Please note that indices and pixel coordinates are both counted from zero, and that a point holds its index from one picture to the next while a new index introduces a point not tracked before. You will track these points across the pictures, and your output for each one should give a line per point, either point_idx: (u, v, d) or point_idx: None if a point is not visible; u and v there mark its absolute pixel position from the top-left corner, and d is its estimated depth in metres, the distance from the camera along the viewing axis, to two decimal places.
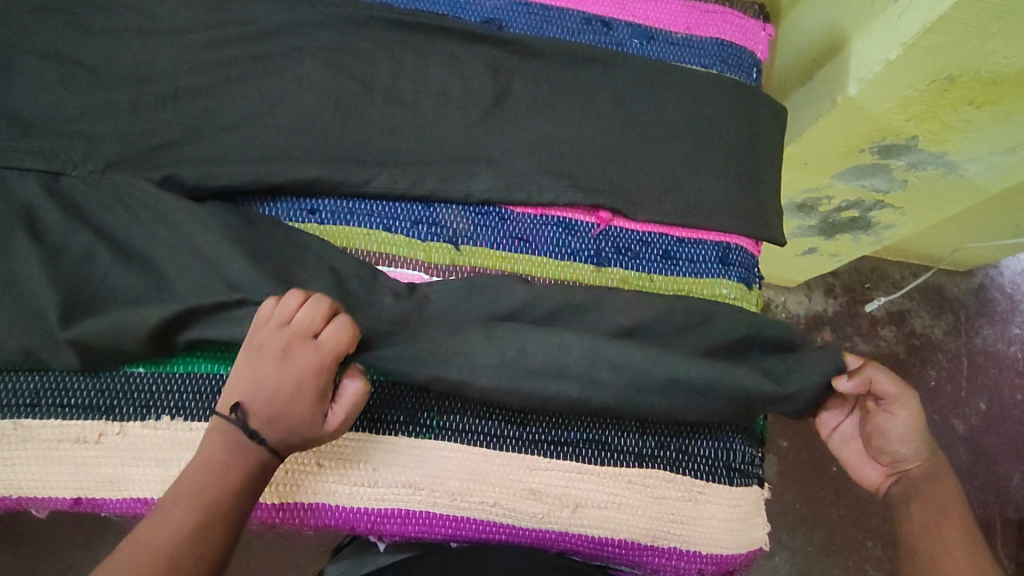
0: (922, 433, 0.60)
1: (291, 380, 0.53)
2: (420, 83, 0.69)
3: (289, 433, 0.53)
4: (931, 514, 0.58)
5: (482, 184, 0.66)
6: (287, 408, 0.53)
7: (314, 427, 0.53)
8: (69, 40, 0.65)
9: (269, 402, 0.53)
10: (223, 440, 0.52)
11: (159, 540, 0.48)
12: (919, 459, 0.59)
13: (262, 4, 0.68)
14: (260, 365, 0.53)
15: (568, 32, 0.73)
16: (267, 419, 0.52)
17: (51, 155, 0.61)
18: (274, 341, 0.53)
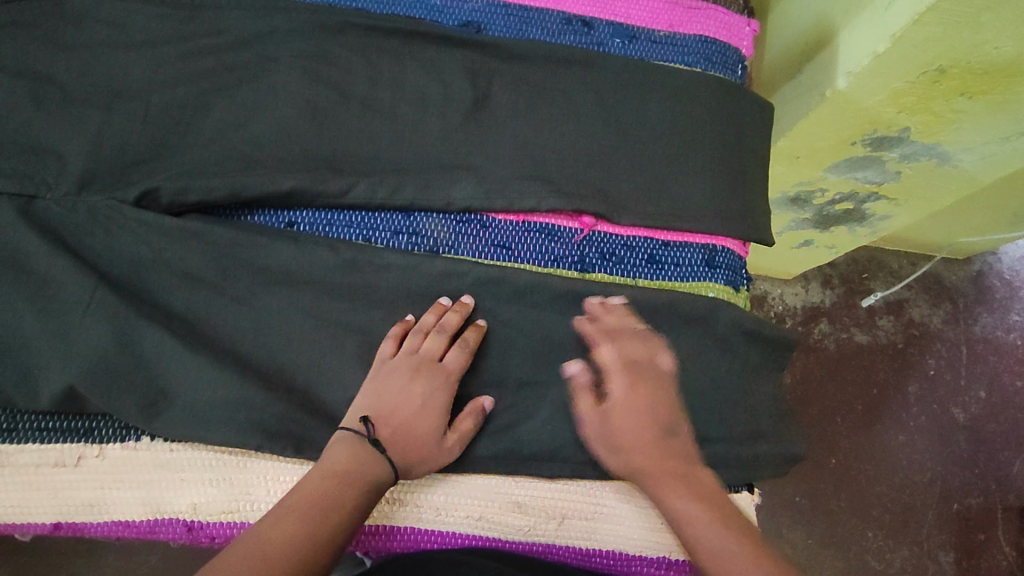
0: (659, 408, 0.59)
1: (419, 401, 0.58)
2: (399, 91, 0.68)
3: (413, 449, 0.56)
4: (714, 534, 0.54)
5: (463, 192, 0.65)
6: (414, 424, 0.57)
7: (431, 446, 0.57)
8: (41, 58, 0.65)
9: (399, 419, 0.57)
10: (355, 450, 0.55)
11: (282, 542, 0.49)
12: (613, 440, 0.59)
13: (235, 13, 0.67)
14: (392, 389, 0.58)
15: (548, 32, 0.72)
16: (397, 432, 0.56)
17: (24, 177, 0.60)
18: (403, 364, 0.58)
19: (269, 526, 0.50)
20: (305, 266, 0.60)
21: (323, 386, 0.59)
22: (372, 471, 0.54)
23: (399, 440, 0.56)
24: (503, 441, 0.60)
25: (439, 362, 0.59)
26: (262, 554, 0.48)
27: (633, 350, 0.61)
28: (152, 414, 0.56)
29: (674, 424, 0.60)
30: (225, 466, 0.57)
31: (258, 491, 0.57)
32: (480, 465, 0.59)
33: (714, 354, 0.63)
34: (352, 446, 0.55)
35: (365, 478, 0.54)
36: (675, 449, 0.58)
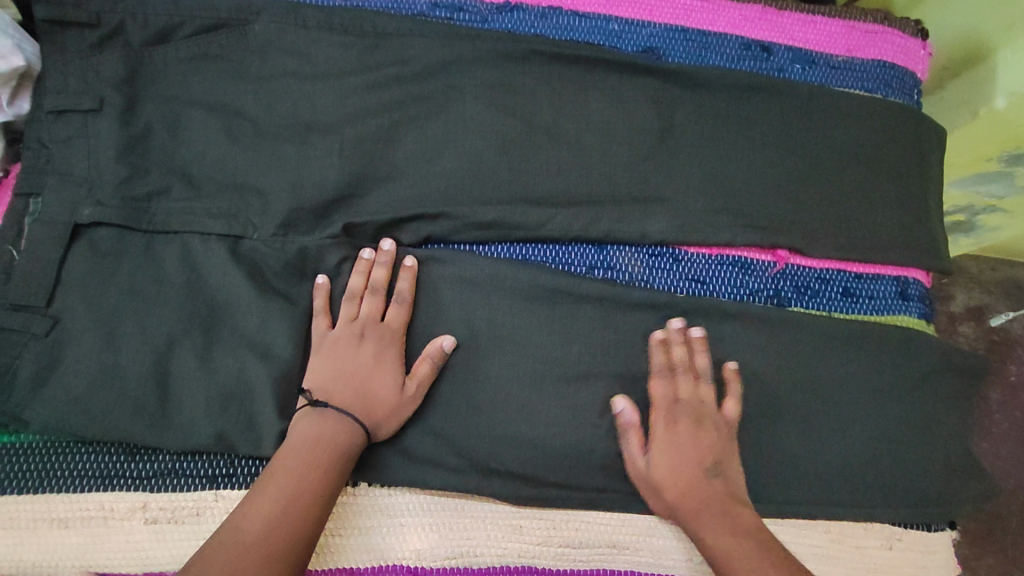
0: (660, 457, 0.58)
1: (357, 369, 0.57)
2: (584, 120, 0.67)
3: (377, 410, 0.56)
4: (744, 546, 0.52)
5: (657, 225, 0.64)
6: (363, 386, 0.56)
7: (394, 398, 0.56)
8: (228, 89, 0.63)
9: (350, 390, 0.56)
10: (312, 430, 0.54)
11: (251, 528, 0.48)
12: (667, 472, 0.57)
13: (418, 41, 0.66)
14: (342, 362, 0.57)
15: (727, 58, 0.70)
16: (356, 390, 0.56)
17: (230, 217, 0.60)
18: (344, 333, 0.58)
19: (242, 507, 0.50)
20: (512, 304, 0.61)
21: (535, 427, 0.59)
22: (326, 454, 0.52)
23: (361, 396, 0.56)
24: None
25: (380, 322, 0.59)
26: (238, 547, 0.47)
27: (691, 393, 0.60)
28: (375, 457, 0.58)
29: (866, 460, 0.63)
30: (444, 511, 0.59)
31: (484, 534, 0.59)
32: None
33: (905, 390, 0.64)
34: (319, 412, 0.55)
35: (320, 462, 0.52)
36: (717, 487, 0.57)
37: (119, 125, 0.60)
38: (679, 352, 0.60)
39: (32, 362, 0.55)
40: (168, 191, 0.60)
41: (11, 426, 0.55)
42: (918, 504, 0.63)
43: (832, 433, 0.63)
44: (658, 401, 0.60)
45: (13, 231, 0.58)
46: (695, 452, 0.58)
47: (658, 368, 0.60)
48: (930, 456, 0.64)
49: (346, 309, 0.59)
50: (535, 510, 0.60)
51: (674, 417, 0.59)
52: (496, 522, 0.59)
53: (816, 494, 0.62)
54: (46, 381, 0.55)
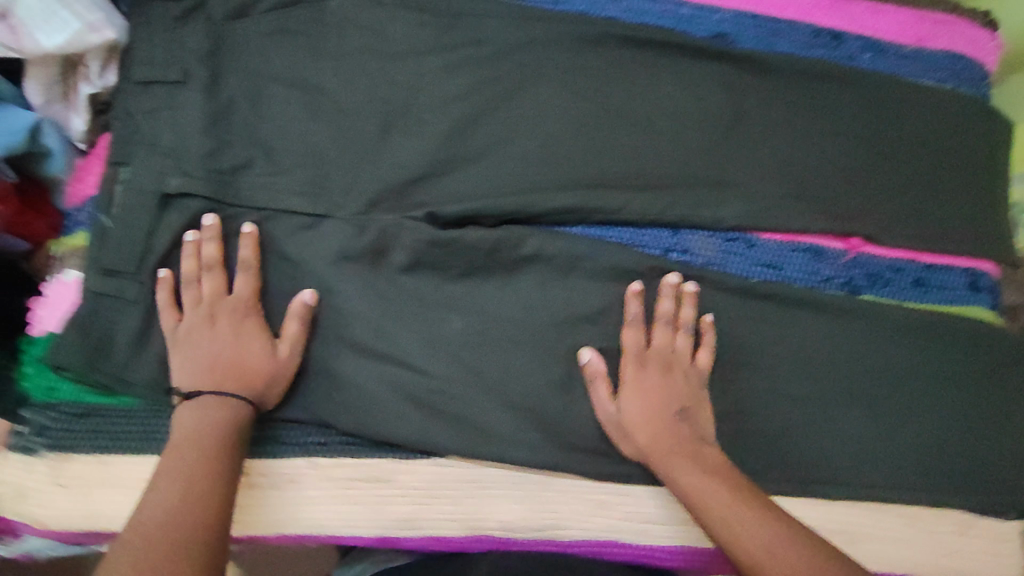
0: (632, 401, 0.59)
1: (227, 354, 0.56)
2: (656, 104, 0.67)
3: (262, 384, 0.56)
4: (727, 510, 0.54)
5: (731, 211, 0.65)
6: (250, 367, 0.56)
7: (268, 363, 0.57)
8: (308, 65, 0.64)
9: (220, 376, 0.55)
10: (205, 421, 0.53)
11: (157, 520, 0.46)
12: (634, 413, 0.59)
13: (496, 21, 0.67)
14: (208, 345, 0.56)
15: (798, 46, 0.71)
16: (226, 375, 0.55)
17: (315, 195, 0.61)
18: (193, 320, 0.57)
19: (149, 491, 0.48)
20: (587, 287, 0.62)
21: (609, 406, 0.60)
22: (224, 415, 0.54)
23: (251, 377, 0.56)
24: (778, 459, 0.63)
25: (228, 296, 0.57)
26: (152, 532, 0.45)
27: (665, 338, 0.61)
28: (457, 431, 0.59)
29: (934, 446, 0.64)
30: (528, 483, 0.60)
31: (566, 507, 0.60)
32: (758, 480, 0.62)
33: (973, 380, 0.65)
34: (193, 406, 0.54)
35: (220, 425, 0.53)
36: (694, 427, 0.59)
37: (205, 97, 0.61)
38: (666, 306, 0.61)
39: (130, 327, 0.58)
40: (251, 164, 0.61)
41: (112, 387, 0.58)
42: (984, 491, 0.64)
43: (900, 419, 0.64)
44: (630, 347, 0.60)
45: (106, 198, 0.60)
46: (658, 398, 0.59)
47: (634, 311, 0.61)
48: (997, 444, 0.65)
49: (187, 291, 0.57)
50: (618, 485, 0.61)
51: (644, 361, 0.60)
52: (578, 497, 0.61)
53: (884, 478, 0.63)
54: (146, 342, 0.58)
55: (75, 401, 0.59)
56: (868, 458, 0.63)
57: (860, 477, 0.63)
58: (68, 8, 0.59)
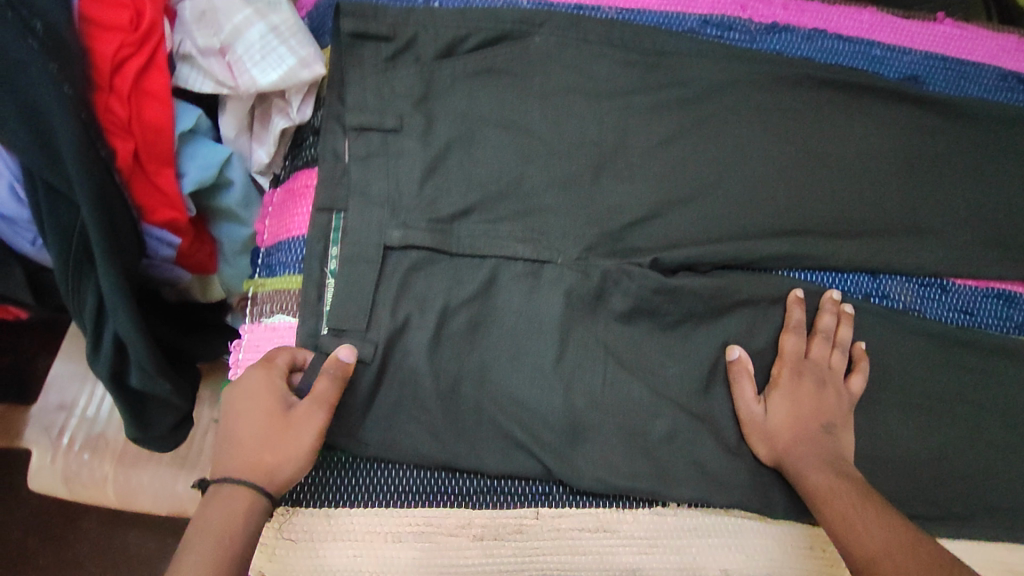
0: (774, 410, 0.58)
1: (250, 429, 0.50)
2: (854, 147, 0.67)
3: (259, 461, 0.49)
4: (857, 510, 0.51)
5: (931, 258, 0.65)
6: (258, 440, 0.50)
7: (287, 434, 0.50)
8: (518, 104, 0.62)
9: (229, 456, 0.50)
10: (220, 502, 0.48)
11: None
12: (776, 423, 0.57)
13: (698, 61, 0.66)
14: (234, 425, 0.50)
15: (986, 88, 0.71)
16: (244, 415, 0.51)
17: (535, 239, 0.59)
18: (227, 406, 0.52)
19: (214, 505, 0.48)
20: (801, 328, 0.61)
21: None
22: (243, 506, 0.48)
23: (253, 448, 0.49)
24: (988, 507, 0.61)
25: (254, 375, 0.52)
26: None
27: (822, 353, 0.60)
28: (685, 485, 0.56)
29: None
30: (747, 531, 0.58)
31: (794, 559, 0.58)
32: (971, 526, 0.61)
33: None
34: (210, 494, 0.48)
35: (244, 509, 0.48)
36: (833, 447, 0.56)
37: (420, 142, 0.59)
38: (827, 320, 0.61)
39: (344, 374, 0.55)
40: (471, 211, 0.59)
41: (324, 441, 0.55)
42: None
43: None
44: (785, 355, 0.60)
45: (319, 247, 0.58)
46: (804, 416, 0.57)
47: (796, 323, 0.61)
48: None
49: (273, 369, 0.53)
50: None
51: (799, 372, 0.59)
52: (803, 546, 0.58)
53: None
54: (375, 399, 0.56)
55: None
56: None
57: None
58: (286, 44, 0.58)
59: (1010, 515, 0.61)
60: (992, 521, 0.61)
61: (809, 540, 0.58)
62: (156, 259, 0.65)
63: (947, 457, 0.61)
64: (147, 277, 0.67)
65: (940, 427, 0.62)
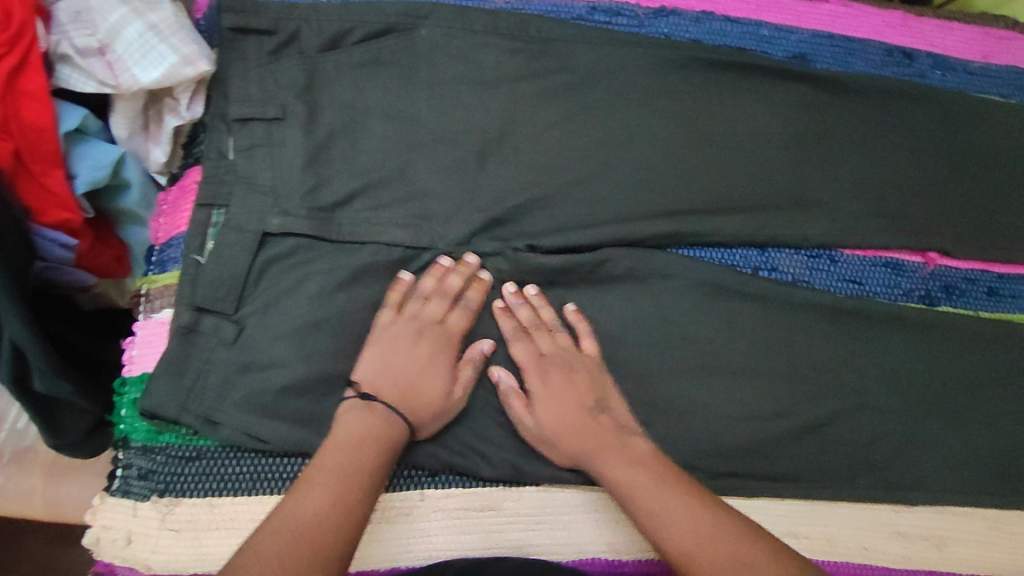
0: (546, 411, 0.57)
1: (417, 375, 0.56)
2: (741, 125, 0.68)
3: (413, 414, 0.55)
4: (657, 504, 0.52)
5: (817, 229, 0.66)
6: (406, 383, 0.56)
7: (442, 400, 0.56)
8: (403, 95, 0.64)
9: (387, 387, 0.55)
10: (363, 424, 0.53)
11: (308, 515, 0.47)
12: (556, 422, 0.57)
13: (583, 48, 0.68)
14: (394, 359, 0.56)
15: (873, 64, 0.73)
16: (415, 410, 0.55)
17: (415, 225, 0.60)
18: (403, 327, 0.58)
19: (294, 494, 0.49)
20: (675, 303, 0.63)
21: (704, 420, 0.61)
22: (384, 431, 0.53)
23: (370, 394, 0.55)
24: (869, 469, 0.63)
25: (440, 322, 0.59)
26: (297, 530, 0.46)
27: (552, 345, 0.60)
28: (564, 458, 0.58)
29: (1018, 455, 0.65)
30: None
31: None
32: (853, 488, 0.62)
33: None
34: (358, 410, 0.54)
35: (379, 434, 0.53)
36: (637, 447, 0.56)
37: (301, 135, 0.61)
38: (546, 311, 0.61)
39: (226, 364, 0.56)
40: (352, 199, 0.60)
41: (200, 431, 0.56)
42: None
43: (982, 424, 0.65)
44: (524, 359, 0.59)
45: (199, 240, 0.59)
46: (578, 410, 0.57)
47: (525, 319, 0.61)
48: None
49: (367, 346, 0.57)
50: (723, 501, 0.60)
51: (547, 369, 0.59)
52: None
53: (972, 485, 0.64)
54: (255, 388, 0.56)
55: (149, 445, 0.57)
56: (961, 468, 0.64)
57: (947, 487, 0.63)
58: (165, 42, 0.59)
59: (890, 474, 0.63)
60: (871, 482, 0.63)
61: None
62: (52, 262, 0.64)
63: (830, 423, 0.63)
64: (46, 280, 0.65)
65: (825, 394, 0.63)
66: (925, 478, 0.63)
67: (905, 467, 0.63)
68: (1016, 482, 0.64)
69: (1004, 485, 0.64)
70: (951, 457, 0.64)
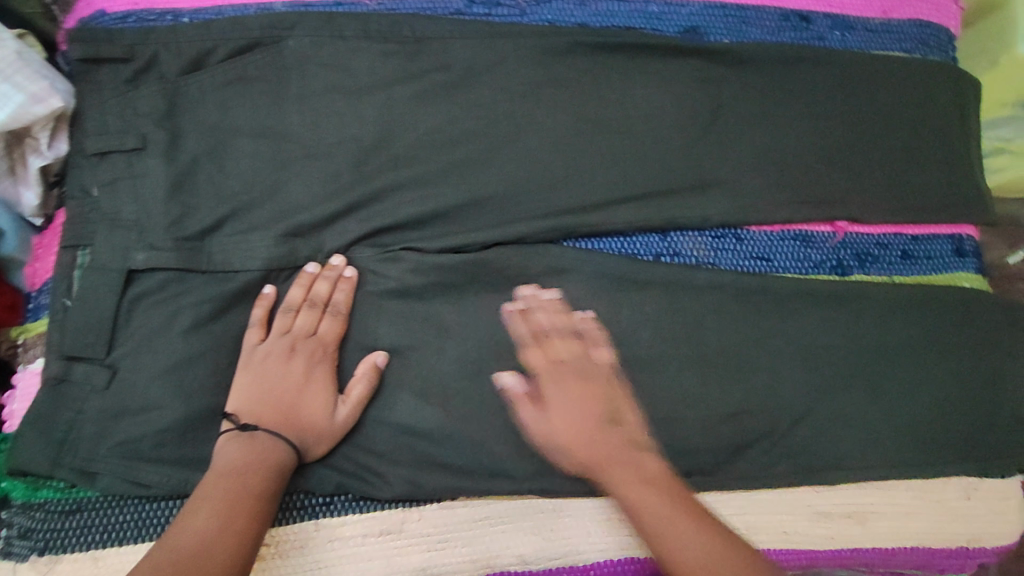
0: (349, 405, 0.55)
1: (296, 394, 0.54)
2: (633, 108, 0.66)
3: (300, 436, 0.53)
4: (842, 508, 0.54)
5: (717, 208, 0.64)
6: (286, 404, 0.54)
7: (326, 418, 0.54)
8: (272, 112, 0.61)
9: (266, 411, 0.53)
10: (243, 451, 0.51)
11: (188, 540, 0.44)
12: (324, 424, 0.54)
13: (461, 43, 0.64)
14: (270, 379, 0.54)
15: (768, 31, 0.70)
16: (302, 435, 0.53)
17: (290, 245, 0.58)
18: (275, 346, 0.55)
19: (177, 525, 0.46)
20: (572, 302, 0.61)
21: (613, 417, 0.59)
22: (269, 455, 0.51)
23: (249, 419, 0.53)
24: (786, 451, 0.61)
25: (314, 335, 0.57)
26: (176, 555, 0.43)
27: (320, 342, 0.56)
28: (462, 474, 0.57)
29: (942, 422, 0.63)
30: (539, 513, 0.58)
31: (587, 535, 0.58)
32: (771, 473, 0.61)
33: (972, 347, 0.65)
34: (240, 442, 0.52)
35: (263, 456, 0.51)
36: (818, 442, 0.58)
37: (163, 164, 0.58)
38: (339, 299, 0.58)
39: (98, 413, 0.53)
40: (222, 224, 0.58)
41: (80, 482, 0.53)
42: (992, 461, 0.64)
43: (904, 394, 0.63)
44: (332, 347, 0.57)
45: (65, 285, 0.56)
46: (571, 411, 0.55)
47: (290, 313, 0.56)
48: (1006, 414, 0.64)
49: (242, 373, 0.54)
50: None
51: (311, 369, 0.56)
52: (594, 516, 0.58)
53: (895, 457, 0.62)
54: (130, 435, 0.53)
55: (30, 501, 0.55)
56: (884, 441, 0.62)
57: (870, 462, 0.61)
58: (6, 81, 0.56)
59: (810, 455, 0.61)
60: (791, 465, 0.61)
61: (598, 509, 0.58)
62: None
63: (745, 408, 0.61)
64: None
65: (735, 378, 0.61)
66: (848, 456, 0.61)
67: (826, 447, 0.61)
68: (937, 448, 0.63)
69: (928, 455, 0.62)
70: (872, 430, 0.62)
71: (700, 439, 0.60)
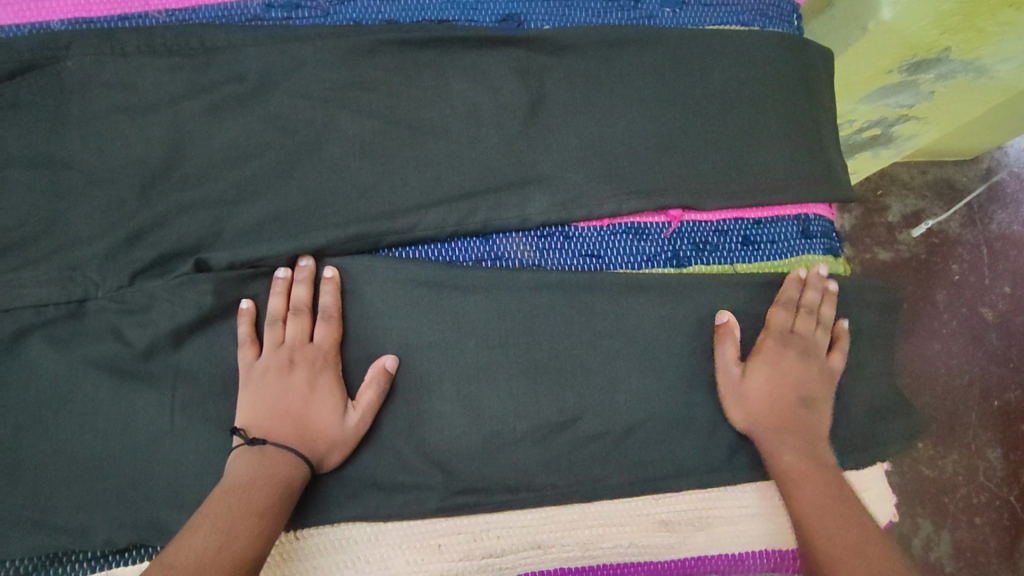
0: (356, 410, 0.55)
1: (299, 403, 0.54)
2: (446, 106, 0.62)
3: (322, 449, 0.54)
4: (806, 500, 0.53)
5: (538, 207, 0.60)
6: (320, 412, 0.54)
7: (337, 426, 0.54)
8: (47, 138, 0.57)
9: (280, 424, 0.53)
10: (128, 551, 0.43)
11: None
12: (331, 430, 0.54)
13: (253, 49, 0.60)
14: (287, 391, 0.54)
15: (594, 13, 0.66)
16: (313, 445, 0.53)
17: (67, 280, 0.55)
18: (274, 360, 0.55)
19: None
20: (386, 316, 0.58)
21: (425, 435, 0.57)
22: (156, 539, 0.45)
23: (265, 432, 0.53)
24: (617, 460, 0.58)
25: (303, 344, 0.56)
26: None
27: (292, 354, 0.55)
28: None
29: None
30: (355, 544, 0.56)
31: (405, 565, 0.56)
32: (602, 484, 0.58)
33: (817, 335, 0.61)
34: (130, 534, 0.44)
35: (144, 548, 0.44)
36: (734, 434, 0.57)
37: None
38: (325, 301, 0.57)
39: None
40: None
41: None
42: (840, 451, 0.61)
43: None
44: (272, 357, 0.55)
45: None
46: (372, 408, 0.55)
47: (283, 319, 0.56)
48: (855, 401, 0.61)
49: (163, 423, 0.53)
50: (456, 523, 0.57)
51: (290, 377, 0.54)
52: (412, 543, 0.56)
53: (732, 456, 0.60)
54: None
55: None
56: (719, 439, 0.59)
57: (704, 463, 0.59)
58: None
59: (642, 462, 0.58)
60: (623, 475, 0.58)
61: (417, 534, 0.57)
62: None
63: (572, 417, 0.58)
64: None
65: (560, 387, 0.58)
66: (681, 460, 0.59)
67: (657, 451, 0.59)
68: None
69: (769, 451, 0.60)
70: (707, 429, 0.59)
71: (524, 454, 0.57)
